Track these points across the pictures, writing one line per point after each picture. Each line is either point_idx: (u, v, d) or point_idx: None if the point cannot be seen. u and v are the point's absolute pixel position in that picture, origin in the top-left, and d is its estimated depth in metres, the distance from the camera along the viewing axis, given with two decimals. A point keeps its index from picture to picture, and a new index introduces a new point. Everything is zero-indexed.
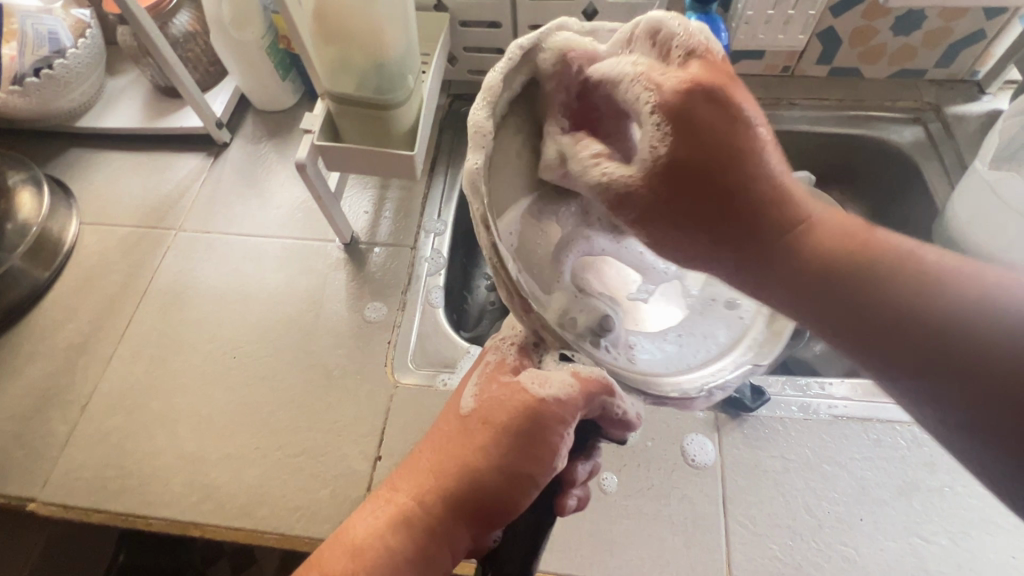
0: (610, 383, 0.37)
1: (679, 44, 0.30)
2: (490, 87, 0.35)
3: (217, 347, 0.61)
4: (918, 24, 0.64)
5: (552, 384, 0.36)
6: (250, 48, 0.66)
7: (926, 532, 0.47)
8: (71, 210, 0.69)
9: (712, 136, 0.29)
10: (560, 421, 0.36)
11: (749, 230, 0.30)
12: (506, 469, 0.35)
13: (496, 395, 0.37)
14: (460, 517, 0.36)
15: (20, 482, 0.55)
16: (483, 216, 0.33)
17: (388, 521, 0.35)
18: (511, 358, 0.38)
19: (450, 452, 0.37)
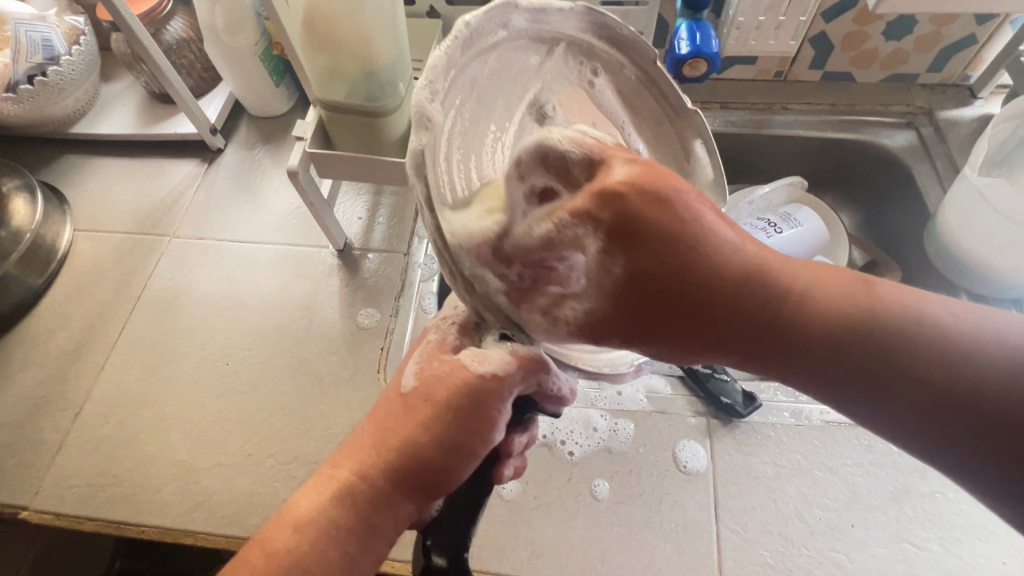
0: (544, 358, 0.35)
1: (573, 158, 0.29)
2: (432, 71, 0.31)
3: (209, 355, 0.61)
4: (909, 29, 0.64)
5: (491, 358, 0.33)
6: (244, 54, 0.66)
7: (916, 538, 0.47)
8: (64, 216, 0.69)
9: (658, 235, 0.25)
10: (498, 398, 0.33)
11: (737, 323, 0.26)
12: (445, 445, 0.32)
13: (437, 371, 0.34)
14: (405, 492, 0.32)
15: (12, 490, 0.55)
16: (425, 194, 0.31)
17: (329, 497, 0.31)
18: (452, 337, 0.36)
19: (391, 427, 0.33)
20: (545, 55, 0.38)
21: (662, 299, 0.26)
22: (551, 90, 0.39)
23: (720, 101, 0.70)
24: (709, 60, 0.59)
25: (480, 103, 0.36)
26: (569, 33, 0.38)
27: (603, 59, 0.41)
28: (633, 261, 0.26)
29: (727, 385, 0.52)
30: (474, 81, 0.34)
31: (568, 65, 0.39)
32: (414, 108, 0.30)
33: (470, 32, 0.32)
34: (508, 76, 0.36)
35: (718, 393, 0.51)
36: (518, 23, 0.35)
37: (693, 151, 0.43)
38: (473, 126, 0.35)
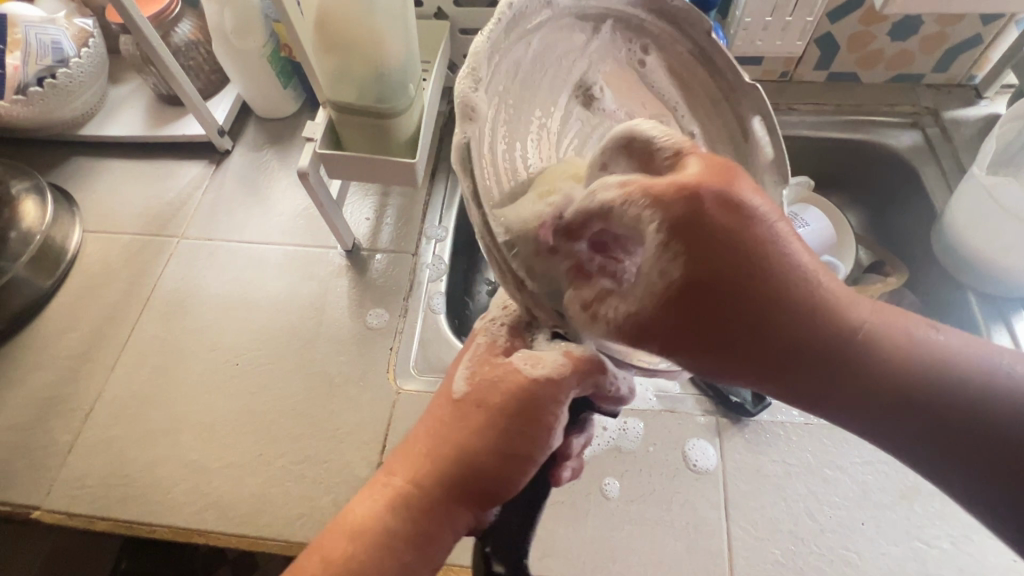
0: (602, 359, 0.34)
1: (663, 148, 0.28)
2: (474, 58, 0.32)
3: (219, 355, 0.61)
4: (914, 29, 0.64)
5: (545, 362, 0.33)
6: (252, 56, 0.66)
7: (927, 536, 0.47)
8: (73, 218, 0.69)
9: (728, 251, 0.25)
10: (554, 401, 0.33)
11: (783, 341, 0.25)
12: (502, 450, 0.33)
13: (489, 376, 0.34)
14: (459, 500, 0.33)
15: (24, 490, 0.55)
16: (472, 189, 0.32)
17: (385, 505, 0.33)
18: (502, 339, 0.36)
19: (445, 435, 0.34)
20: (590, 33, 0.39)
21: (727, 309, 0.25)
22: (597, 71, 0.39)
23: None
24: None
25: (524, 86, 0.37)
26: (616, 10, 0.38)
27: (654, 36, 0.40)
28: (707, 263, 0.25)
29: (737, 385, 0.52)
30: (517, 65, 0.36)
31: (616, 43, 0.40)
32: (459, 98, 0.31)
33: (512, 14, 0.34)
34: (553, 56, 0.37)
35: (728, 393, 0.51)
36: (561, 2, 0.36)
37: (751, 128, 0.39)
38: (518, 113, 0.36)
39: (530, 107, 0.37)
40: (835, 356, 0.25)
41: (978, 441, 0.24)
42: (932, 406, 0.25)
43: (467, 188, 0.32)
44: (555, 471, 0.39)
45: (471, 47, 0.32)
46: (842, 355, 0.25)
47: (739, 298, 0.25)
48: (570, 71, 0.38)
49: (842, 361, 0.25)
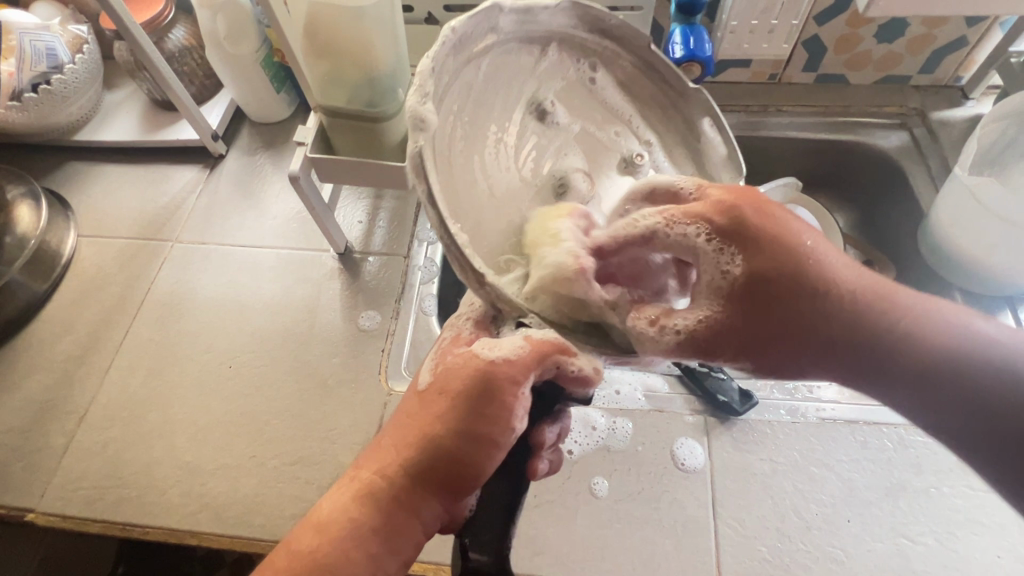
0: (564, 342, 0.35)
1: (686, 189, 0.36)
2: (422, 76, 0.34)
3: (213, 358, 0.61)
4: (901, 31, 0.65)
5: (502, 345, 0.35)
6: (245, 61, 0.67)
7: (912, 533, 0.47)
8: (68, 222, 0.70)
9: (773, 268, 0.32)
10: (513, 381, 0.34)
11: (819, 334, 0.33)
12: (462, 433, 0.34)
13: (451, 364, 0.36)
14: (424, 487, 0.34)
15: (20, 492, 0.55)
16: (430, 191, 0.33)
17: (352, 496, 0.34)
18: (467, 332, 0.38)
19: (410, 423, 0.36)
20: (538, 54, 0.42)
21: (772, 303, 0.33)
22: (547, 87, 0.43)
23: (716, 103, 0.71)
24: (703, 63, 0.60)
25: (479, 104, 0.39)
26: (558, 30, 0.42)
27: (598, 54, 0.44)
28: (758, 267, 0.32)
29: (724, 384, 0.53)
30: (470, 84, 0.39)
31: (564, 62, 0.43)
32: (410, 112, 0.33)
33: (457, 38, 0.36)
34: (503, 76, 0.40)
35: (715, 391, 0.52)
36: (505, 27, 0.40)
37: (701, 128, 0.44)
38: (472, 125, 0.39)
39: (484, 124, 0.39)
40: (853, 333, 0.33)
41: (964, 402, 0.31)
42: (947, 390, 0.31)
43: (424, 197, 0.33)
44: (531, 464, 0.38)
45: (417, 66, 0.35)
46: (872, 342, 0.32)
47: (778, 299, 0.33)
48: (523, 86, 0.41)
49: (857, 339, 0.32)
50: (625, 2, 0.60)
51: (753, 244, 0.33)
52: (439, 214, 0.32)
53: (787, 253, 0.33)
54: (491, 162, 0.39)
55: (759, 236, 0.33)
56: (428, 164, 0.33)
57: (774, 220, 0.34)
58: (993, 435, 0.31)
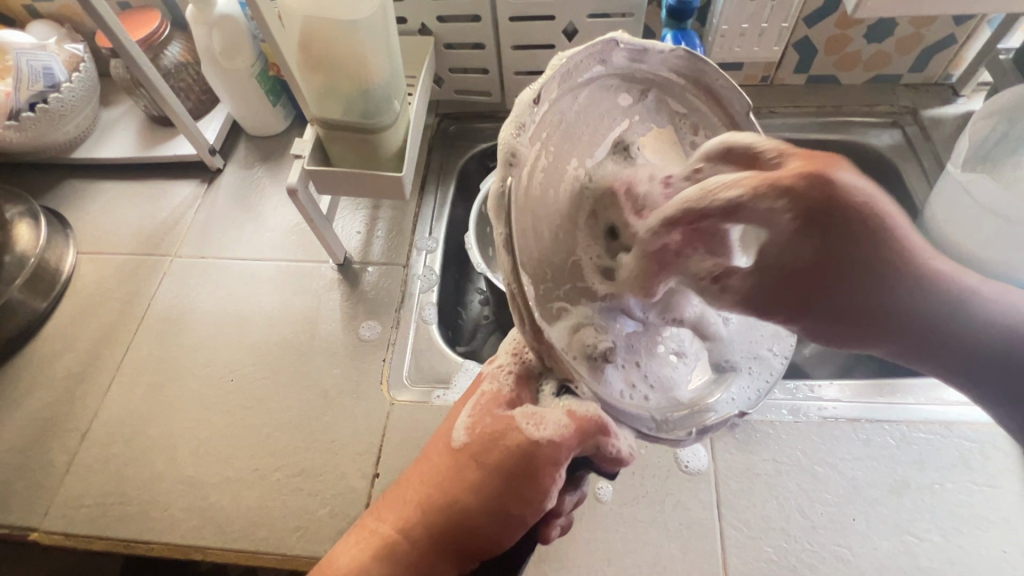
0: (604, 420, 0.34)
1: (767, 149, 0.31)
2: (521, 105, 0.30)
3: (214, 372, 0.61)
4: (890, 32, 0.66)
5: (547, 423, 0.33)
6: (242, 76, 0.67)
7: (918, 530, 0.47)
8: (67, 240, 0.70)
9: (842, 220, 0.28)
10: (553, 463, 0.33)
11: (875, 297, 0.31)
12: (494, 509, 0.34)
13: (489, 430, 0.35)
14: (442, 551, 0.35)
15: (22, 512, 0.55)
16: (508, 237, 0.29)
17: (369, 555, 0.35)
18: (507, 389, 0.36)
19: (437, 484, 0.36)
20: (636, 97, 0.38)
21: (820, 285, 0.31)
22: (636, 129, 0.39)
23: None
24: None
25: (568, 136, 0.35)
26: (658, 78, 0.38)
27: (692, 110, 0.40)
28: (822, 218, 0.28)
29: None
30: (563, 114, 0.34)
31: (658, 111, 0.39)
32: (503, 146, 0.29)
33: (566, 68, 0.32)
34: (596, 113, 0.36)
35: None
36: (615, 61, 0.36)
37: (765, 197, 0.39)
38: (557, 159, 0.34)
39: (566, 158, 0.35)
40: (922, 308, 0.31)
41: (992, 353, 0.32)
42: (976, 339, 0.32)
43: (501, 240, 0.30)
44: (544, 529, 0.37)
45: (519, 96, 0.31)
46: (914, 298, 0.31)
47: (854, 264, 0.30)
48: (607, 130, 0.37)
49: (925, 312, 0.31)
50: (616, 10, 0.61)
51: (853, 223, 0.28)
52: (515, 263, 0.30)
53: (879, 229, 0.29)
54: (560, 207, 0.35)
55: (862, 233, 0.29)
56: (511, 204, 0.30)
57: (866, 195, 0.29)
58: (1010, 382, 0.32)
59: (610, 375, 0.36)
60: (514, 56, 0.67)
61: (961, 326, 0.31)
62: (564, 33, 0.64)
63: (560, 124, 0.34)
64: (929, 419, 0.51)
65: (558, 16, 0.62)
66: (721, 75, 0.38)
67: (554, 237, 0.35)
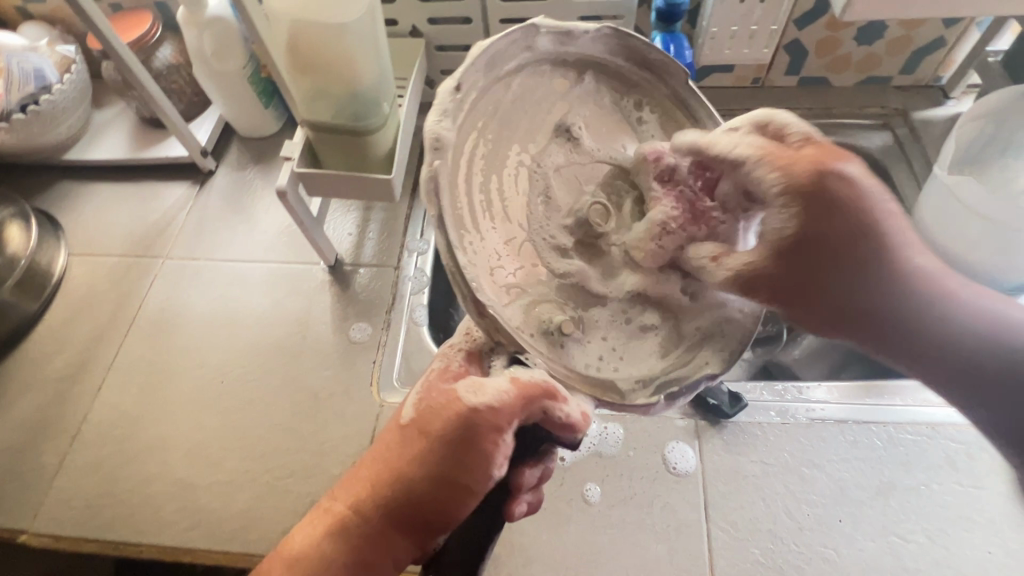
0: (553, 386, 0.33)
1: (795, 131, 0.31)
2: (442, 95, 0.34)
3: (205, 374, 0.61)
4: (880, 34, 0.66)
5: (487, 391, 0.32)
6: (233, 78, 0.67)
7: (904, 531, 0.47)
8: (59, 242, 0.70)
9: (839, 203, 0.30)
10: (495, 429, 0.32)
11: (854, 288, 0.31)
12: (441, 480, 0.33)
13: (434, 402, 0.34)
14: (397, 527, 0.34)
15: (12, 515, 0.55)
16: (439, 216, 0.32)
17: (324, 532, 0.34)
18: (456, 364, 0.36)
19: (387, 460, 0.34)
20: (574, 79, 0.40)
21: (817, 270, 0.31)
22: (578, 112, 0.39)
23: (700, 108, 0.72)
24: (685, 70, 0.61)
25: (505, 123, 0.38)
26: (594, 57, 0.40)
27: (636, 86, 0.41)
28: (817, 196, 0.29)
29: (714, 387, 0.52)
30: (494, 102, 0.37)
31: (602, 90, 0.40)
32: (428, 133, 0.33)
33: (487, 57, 0.36)
34: (532, 98, 0.39)
35: (705, 395, 0.52)
36: (541, 47, 0.39)
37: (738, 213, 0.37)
38: (495, 147, 0.37)
39: (507, 143, 0.37)
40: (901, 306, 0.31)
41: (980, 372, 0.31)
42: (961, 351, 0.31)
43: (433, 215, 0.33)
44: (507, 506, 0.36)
45: (443, 85, 0.35)
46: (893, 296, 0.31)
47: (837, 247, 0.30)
48: (547, 114, 0.39)
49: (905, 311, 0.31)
50: (606, 13, 0.61)
51: (841, 208, 0.30)
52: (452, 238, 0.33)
53: (861, 220, 0.30)
54: (509, 192, 0.37)
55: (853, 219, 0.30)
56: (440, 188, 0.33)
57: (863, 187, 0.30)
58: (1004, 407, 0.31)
59: (562, 347, 0.35)
60: None
61: (958, 343, 0.31)
62: None
63: (494, 111, 0.37)
64: (916, 421, 0.52)
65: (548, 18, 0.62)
66: (653, 49, 0.39)
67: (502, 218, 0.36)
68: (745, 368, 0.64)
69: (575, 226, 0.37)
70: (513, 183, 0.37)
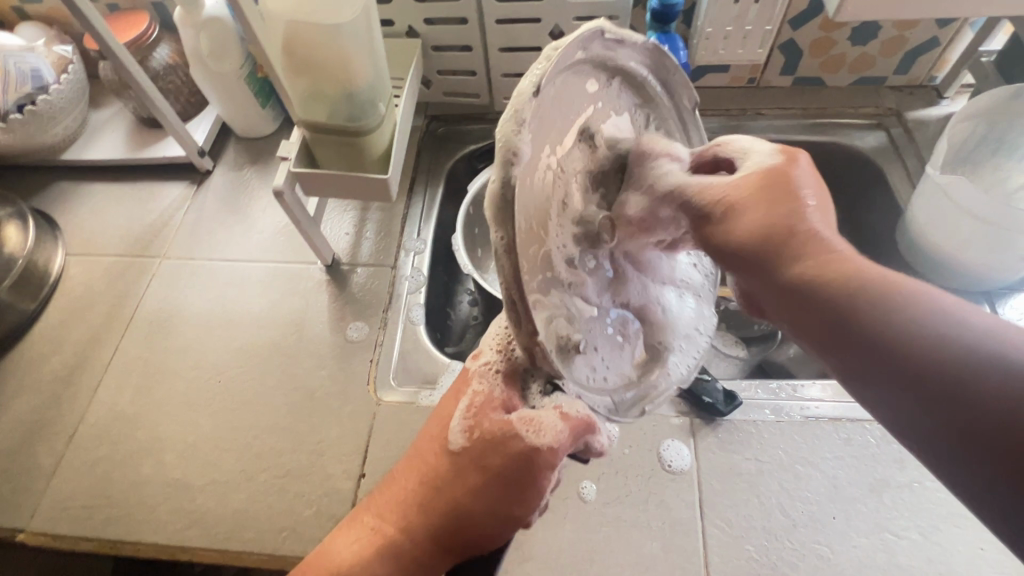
0: (592, 420, 0.37)
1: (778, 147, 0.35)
2: (520, 96, 0.28)
3: (202, 374, 0.62)
4: (873, 34, 0.66)
5: (545, 431, 0.35)
6: (230, 78, 0.67)
7: (897, 528, 0.48)
8: (56, 242, 0.70)
9: (802, 169, 0.32)
10: (550, 467, 0.35)
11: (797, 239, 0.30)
12: (493, 511, 0.36)
13: (487, 437, 0.36)
14: (444, 546, 0.37)
15: (10, 514, 0.56)
16: (508, 240, 0.29)
17: (374, 552, 0.37)
18: (500, 391, 0.37)
19: (436, 487, 0.37)
20: (604, 84, 0.37)
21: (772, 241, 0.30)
22: (601, 116, 0.36)
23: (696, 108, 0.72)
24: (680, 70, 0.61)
25: (552, 125, 0.32)
26: (626, 67, 0.37)
27: (648, 99, 0.40)
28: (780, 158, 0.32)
29: (709, 385, 0.53)
30: (549, 103, 0.31)
31: (625, 100, 0.38)
32: (502, 142, 0.28)
33: (558, 56, 0.30)
34: (573, 100, 0.34)
35: (700, 393, 0.53)
36: (594, 49, 0.34)
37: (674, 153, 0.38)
38: (537, 151, 0.31)
39: (546, 146, 0.32)
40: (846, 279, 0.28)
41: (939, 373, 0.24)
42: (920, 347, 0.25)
43: (501, 246, 0.29)
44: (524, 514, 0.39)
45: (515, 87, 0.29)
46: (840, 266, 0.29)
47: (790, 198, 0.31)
48: (580, 118, 0.35)
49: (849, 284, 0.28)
50: (601, 13, 0.61)
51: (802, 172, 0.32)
52: (514, 263, 0.29)
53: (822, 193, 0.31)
54: (540, 198, 0.31)
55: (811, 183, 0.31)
56: (511, 205, 0.28)
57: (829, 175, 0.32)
58: (968, 421, 0.23)
59: (577, 362, 0.35)
60: (502, 58, 0.68)
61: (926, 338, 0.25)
62: (550, 35, 0.64)
63: (548, 114, 0.31)
64: None
65: (544, 19, 0.63)
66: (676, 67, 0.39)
67: (531, 227, 0.31)
68: (740, 366, 0.65)
69: (582, 233, 0.35)
70: (546, 190, 0.32)
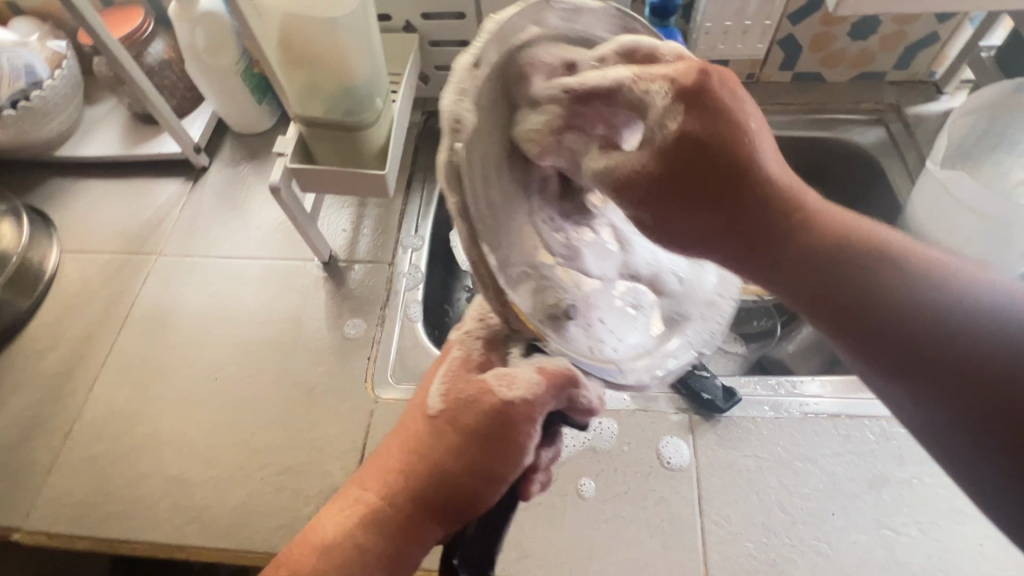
0: (576, 373, 0.35)
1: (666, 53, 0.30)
2: (459, 71, 0.30)
3: (199, 371, 0.61)
4: (873, 29, 0.66)
5: (517, 384, 0.34)
6: (226, 74, 0.67)
7: (895, 524, 0.48)
8: (51, 239, 0.70)
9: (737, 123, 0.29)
10: (528, 420, 0.34)
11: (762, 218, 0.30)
12: (474, 469, 0.35)
13: (463, 395, 0.36)
14: (428, 513, 0.36)
15: (6, 512, 0.55)
16: (461, 206, 0.30)
17: (357, 520, 0.35)
18: (477, 353, 0.37)
19: (416, 450, 0.36)
20: None
21: (747, 231, 0.30)
22: None
23: None
24: None
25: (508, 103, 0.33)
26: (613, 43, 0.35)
27: None
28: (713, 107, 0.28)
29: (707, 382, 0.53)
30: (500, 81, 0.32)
31: None
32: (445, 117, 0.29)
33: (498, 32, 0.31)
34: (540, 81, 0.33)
35: (699, 390, 0.52)
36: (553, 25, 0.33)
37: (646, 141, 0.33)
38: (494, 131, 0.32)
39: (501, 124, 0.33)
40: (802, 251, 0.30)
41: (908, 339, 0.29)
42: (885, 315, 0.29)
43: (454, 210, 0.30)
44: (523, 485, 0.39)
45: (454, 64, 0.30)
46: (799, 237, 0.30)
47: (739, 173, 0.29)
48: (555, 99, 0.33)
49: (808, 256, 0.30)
50: None
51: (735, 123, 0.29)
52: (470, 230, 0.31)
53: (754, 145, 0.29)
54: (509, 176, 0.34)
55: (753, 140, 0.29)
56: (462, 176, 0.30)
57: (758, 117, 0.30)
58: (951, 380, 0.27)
59: (570, 330, 0.36)
60: None
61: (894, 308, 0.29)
62: None
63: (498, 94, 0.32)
64: None
65: None
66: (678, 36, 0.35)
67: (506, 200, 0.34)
68: (738, 362, 0.65)
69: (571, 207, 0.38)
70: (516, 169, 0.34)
